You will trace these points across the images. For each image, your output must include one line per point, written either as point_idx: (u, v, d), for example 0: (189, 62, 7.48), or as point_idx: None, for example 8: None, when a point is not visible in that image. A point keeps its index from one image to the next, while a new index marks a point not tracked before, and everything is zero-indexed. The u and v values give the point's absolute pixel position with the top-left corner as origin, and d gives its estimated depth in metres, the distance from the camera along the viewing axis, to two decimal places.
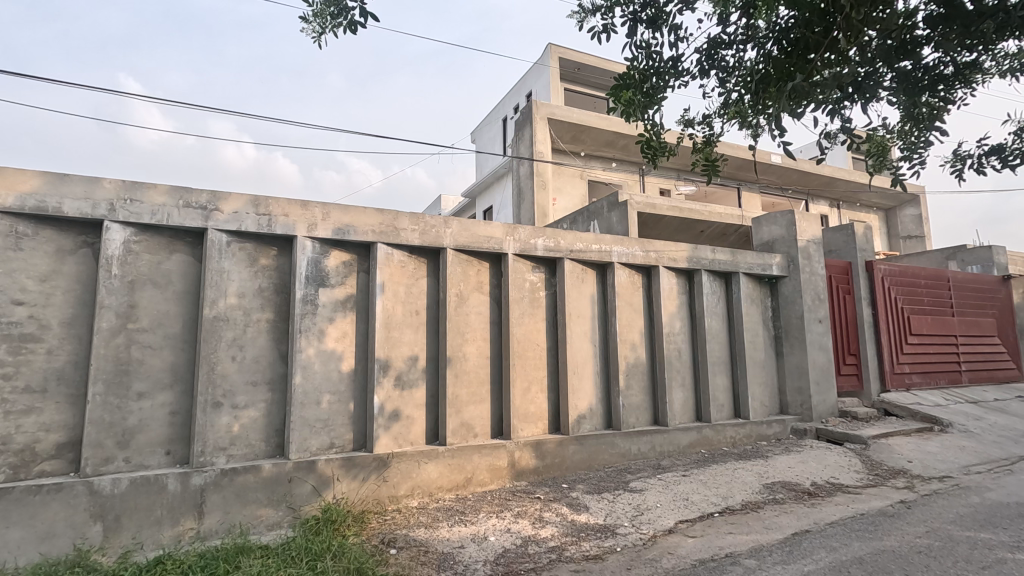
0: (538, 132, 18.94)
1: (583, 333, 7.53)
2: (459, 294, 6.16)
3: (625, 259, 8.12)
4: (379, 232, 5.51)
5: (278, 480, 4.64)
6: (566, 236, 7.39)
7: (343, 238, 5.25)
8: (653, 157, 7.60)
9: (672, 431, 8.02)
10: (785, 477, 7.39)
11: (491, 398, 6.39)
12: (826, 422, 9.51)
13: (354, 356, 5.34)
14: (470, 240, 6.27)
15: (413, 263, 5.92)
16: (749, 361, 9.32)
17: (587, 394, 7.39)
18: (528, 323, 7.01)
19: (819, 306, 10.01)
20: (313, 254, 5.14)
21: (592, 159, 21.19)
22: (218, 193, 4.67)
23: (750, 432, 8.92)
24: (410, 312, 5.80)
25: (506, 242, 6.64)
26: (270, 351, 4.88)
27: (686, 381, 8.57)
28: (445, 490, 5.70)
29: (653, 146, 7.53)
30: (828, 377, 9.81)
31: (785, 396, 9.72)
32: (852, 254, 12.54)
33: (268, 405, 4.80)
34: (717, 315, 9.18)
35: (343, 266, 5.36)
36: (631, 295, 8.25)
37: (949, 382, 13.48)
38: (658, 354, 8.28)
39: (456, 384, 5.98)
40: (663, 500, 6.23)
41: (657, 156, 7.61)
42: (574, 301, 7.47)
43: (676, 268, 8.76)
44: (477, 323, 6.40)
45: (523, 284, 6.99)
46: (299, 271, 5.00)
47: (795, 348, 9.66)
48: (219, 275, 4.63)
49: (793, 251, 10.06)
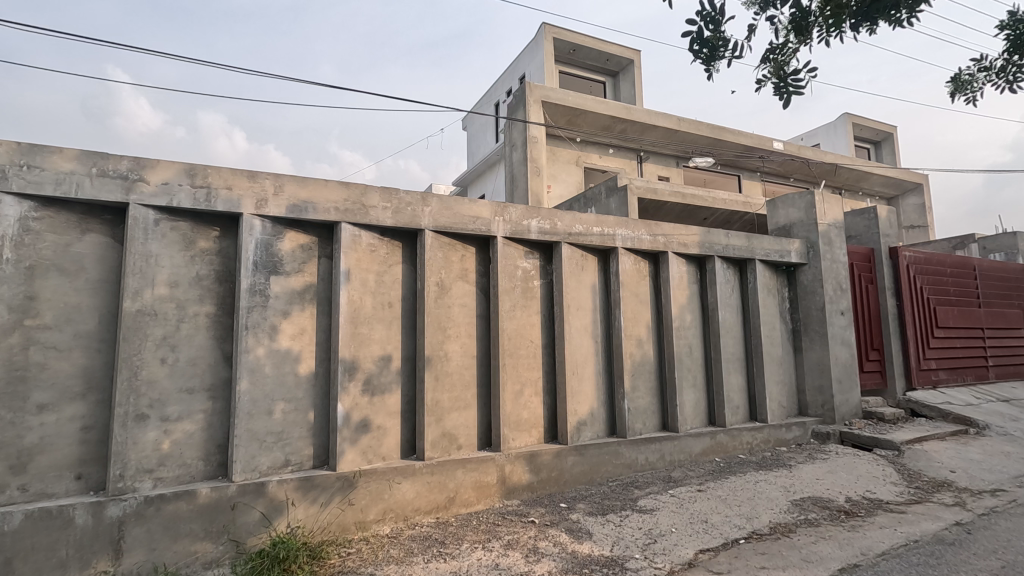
0: (533, 114, 16.15)
1: (582, 327, 6.89)
2: (441, 282, 5.48)
3: (630, 243, 7.40)
4: (343, 209, 4.82)
5: (218, 507, 3.99)
6: (563, 216, 6.67)
7: (300, 217, 4.59)
8: (708, 59, 4.84)
9: (683, 437, 7.39)
10: (814, 492, 6.52)
11: (479, 404, 5.64)
12: (852, 425, 8.73)
13: (314, 357, 4.70)
14: (455, 222, 5.56)
15: (385, 246, 5.21)
16: (767, 357, 8.73)
17: (587, 397, 6.75)
18: (521, 317, 6.33)
19: (841, 296, 9.33)
20: (262, 234, 4.50)
21: (589, 144, 18.40)
22: (143, 160, 4.05)
23: (767, 437, 8.29)
24: (381, 305, 5.13)
25: (495, 223, 5.79)
26: (211, 352, 4.25)
27: (697, 383, 7.98)
28: (424, 513, 4.95)
29: (709, 42, 4.71)
30: (852, 375, 9.02)
31: (804, 397, 9.04)
32: (875, 242, 10.61)
33: (207, 416, 4.18)
34: (731, 308, 8.55)
35: (300, 249, 4.72)
36: (636, 284, 7.55)
37: (975, 379, 11.70)
38: (667, 351, 7.60)
39: (435, 390, 5.26)
40: (678, 523, 5.35)
41: (714, 58, 4.82)
42: (574, 292, 6.72)
43: (686, 254, 8.09)
44: (462, 318, 5.59)
45: (514, 273, 6.33)
46: (244, 255, 4.34)
47: (816, 342, 9.00)
48: (145, 261, 4.01)
49: (813, 235, 9.36)
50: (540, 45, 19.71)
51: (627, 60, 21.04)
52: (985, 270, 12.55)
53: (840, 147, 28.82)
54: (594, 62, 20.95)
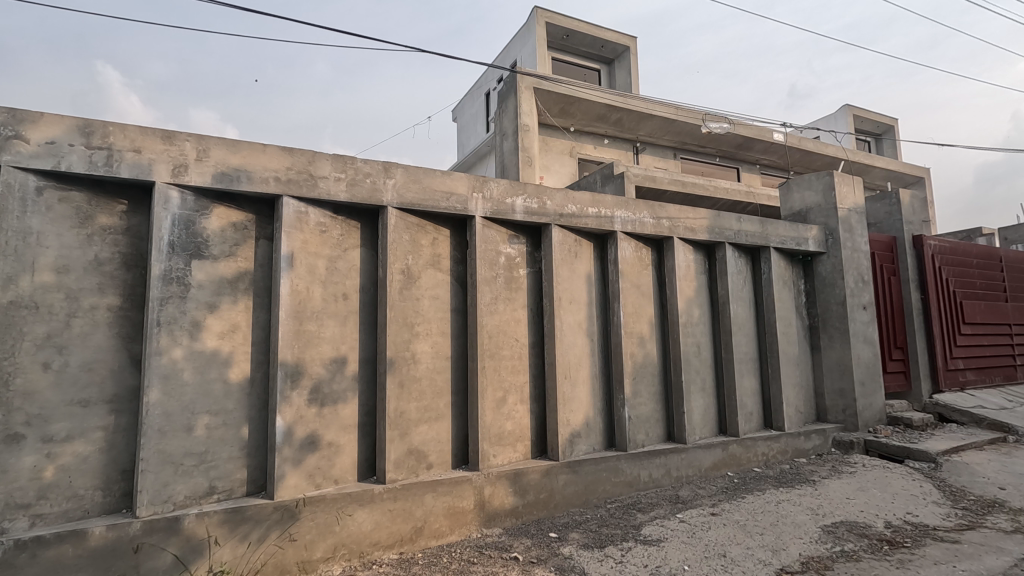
0: (524, 103, 13.38)
1: (577, 323, 6.07)
2: (407, 269, 4.80)
3: (631, 226, 6.57)
4: (285, 177, 4.20)
5: (117, 551, 3.33)
6: (554, 195, 5.91)
7: (230, 186, 3.96)
8: None
9: (692, 450, 6.52)
10: (847, 516, 5.62)
11: (453, 414, 4.99)
12: (876, 433, 7.78)
13: (247, 361, 4.05)
14: (426, 200, 4.91)
15: (337, 227, 4.59)
16: (784, 356, 7.69)
17: (583, 405, 5.85)
18: (503, 311, 5.49)
19: (863, 289, 8.25)
20: (181, 210, 3.84)
21: (585, 134, 15.78)
22: (20, 114, 3.36)
23: (784, 447, 7.33)
24: (334, 297, 4.49)
25: (472, 201, 5.22)
26: (114, 355, 3.56)
27: (707, 387, 7.06)
28: (386, 547, 4.26)
29: None
30: (875, 377, 8.02)
31: (822, 400, 8.09)
32: (896, 230, 9.38)
33: (107, 434, 3.47)
34: (744, 301, 7.61)
35: (231, 228, 4.07)
36: (636, 274, 6.65)
37: (1004, 378, 10.29)
38: (671, 351, 6.77)
39: (400, 398, 4.59)
40: (691, 557, 4.51)
41: None
42: (565, 282, 5.97)
43: (693, 241, 7.17)
44: (432, 312, 4.98)
45: (496, 260, 5.45)
46: (159, 237, 3.68)
47: (835, 339, 8.01)
48: (22, 241, 3.33)
49: (831, 221, 8.36)
50: (531, 30, 16.80)
51: (623, 47, 18.37)
52: (1012, 261, 11.11)
53: (846, 140, 26.25)
54: (589, 49, 18.17)
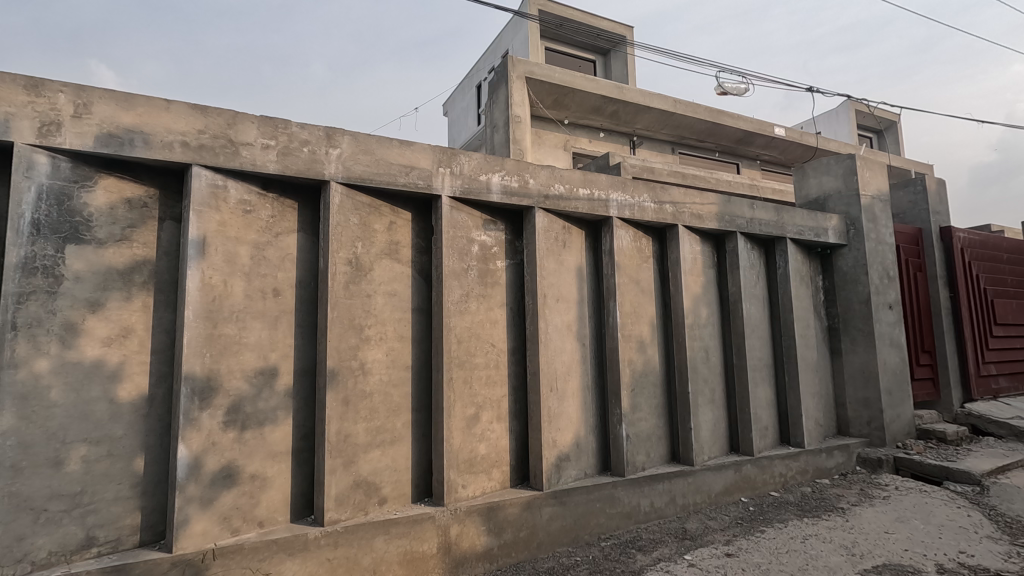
0: (518, 92, 10.50)
1: (567, 326, 3.64)
2: (355, 259, 2.90)
3: (630, 213, 4.00)
4: (201, 140, 2.52)
5: None
6: (538, 170, 3.56)
7: (121, 154, 2.36)
8: None
9: (701, 473, 3.94)
10: (894, 562, 3.15)
11: (416, 437, 3.03)
12: (909, 449, 4.86)
13: (152, 372, 2.45)
14: (381, 173, 2.96)
15: (266, 209, 2.75)
16: (804, 360, 4.84)
17: (572, 422, 3.54)
18: (478, 312, 3.30)
19: (890, 284, 5.29)
20: (52, 180, 2.28)
21: (579, 129, 12.51)
22: None
23: (805, 469, 4.54)
24: (260, 294, 2.69)
25: (438, 178, 3.14)
26: None
27: (717, 398, 4.36)
28: None
29: None
30: (904, 383, 5.12)
31: (842, 411, 5.13)
32: (922, 220, 6.24)
33: None
34: (757, 300, 4.77)
35: (126, 205, 2.46)
36: (635, 267, 4.06)
37: None
38: (676, 360, 4.13)
39: (343, 418, 2.73)
40: None
41: None
42: (552, 278, 3.60)
43: (701, 232, 4.51)
44: (389, 315, 3.00)
45: (465, 252, 3.27)
46: (14, 217, 2.19)
47: (859, 342, 5.09)
48: None
49: (854, 209, 5.32)
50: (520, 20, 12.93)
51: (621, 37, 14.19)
52: None
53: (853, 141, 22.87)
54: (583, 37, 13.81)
